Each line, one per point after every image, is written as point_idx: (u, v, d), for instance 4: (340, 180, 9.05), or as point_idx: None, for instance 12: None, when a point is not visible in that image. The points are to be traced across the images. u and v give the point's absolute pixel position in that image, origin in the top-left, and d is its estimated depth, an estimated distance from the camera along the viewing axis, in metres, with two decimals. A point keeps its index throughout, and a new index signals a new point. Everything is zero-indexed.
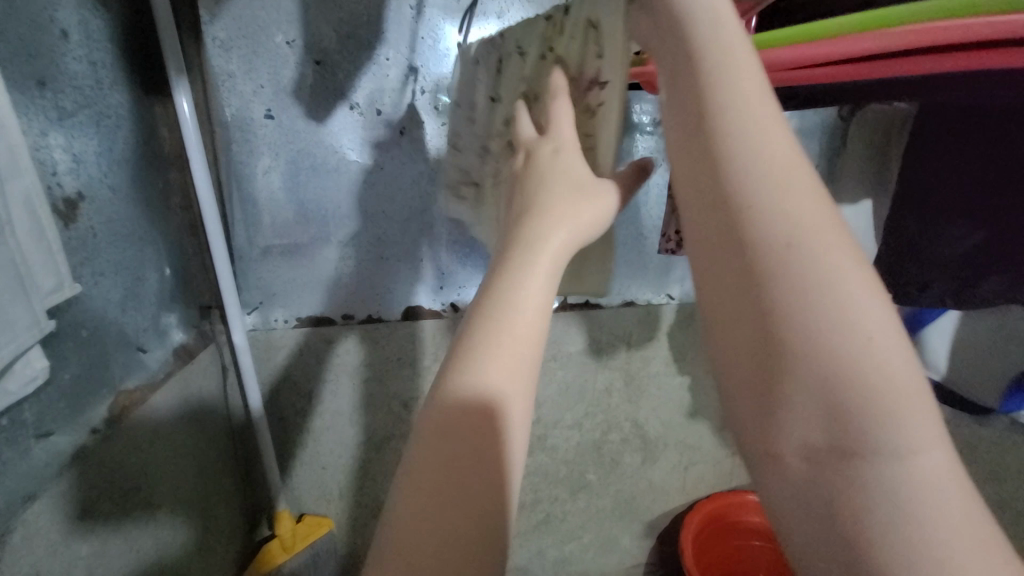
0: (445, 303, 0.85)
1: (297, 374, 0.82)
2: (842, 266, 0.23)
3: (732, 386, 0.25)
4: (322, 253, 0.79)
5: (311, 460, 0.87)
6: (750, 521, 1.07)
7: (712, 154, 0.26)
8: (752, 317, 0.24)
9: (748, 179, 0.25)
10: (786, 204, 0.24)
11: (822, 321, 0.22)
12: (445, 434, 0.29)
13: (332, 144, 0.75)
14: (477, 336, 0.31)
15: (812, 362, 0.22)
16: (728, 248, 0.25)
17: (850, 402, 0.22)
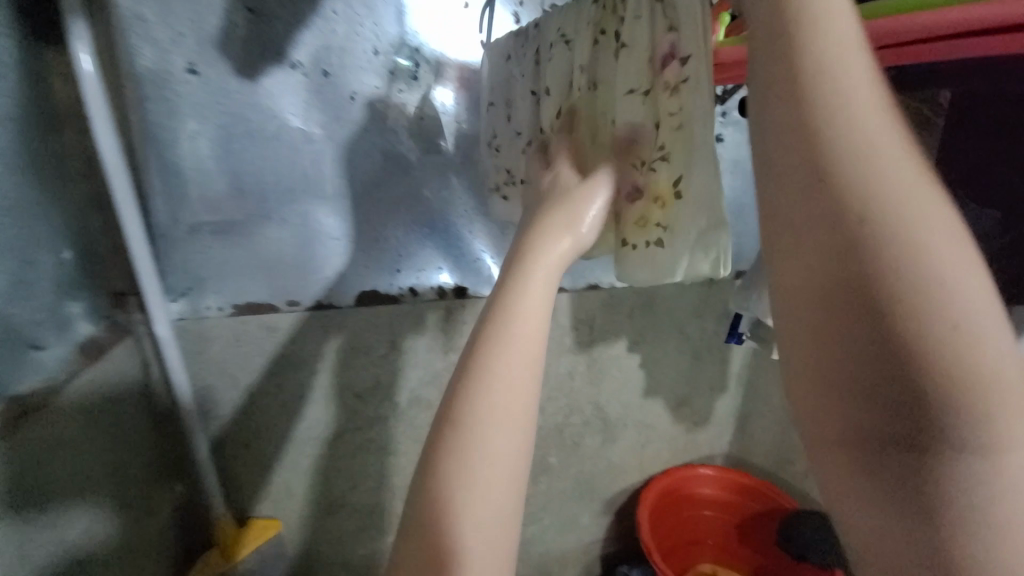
0: (403, 287, 0.78)
1: (235, 367, 0.73)
2: (945, 257, 0.23)
3: (815, 376, 0.25)
4: (265, 232, 0.70)
5: (254, 460, 0.79)
6: (701, 493, 1.11)
7: (809, 133, 0.25)
8: (844, 307, 0.23)
9: (848, 162, 0.24)
10: (889, 189, 0.23)
11: (924, 312, 0.22)
12: (465, 412, 0.39)
13: (272, 108, 0.66)
14: (489, 337, 0.41)
15: (909, 353, 0.22)
16: (823, 241, 0.24)
17: (945, 392, 0.22)
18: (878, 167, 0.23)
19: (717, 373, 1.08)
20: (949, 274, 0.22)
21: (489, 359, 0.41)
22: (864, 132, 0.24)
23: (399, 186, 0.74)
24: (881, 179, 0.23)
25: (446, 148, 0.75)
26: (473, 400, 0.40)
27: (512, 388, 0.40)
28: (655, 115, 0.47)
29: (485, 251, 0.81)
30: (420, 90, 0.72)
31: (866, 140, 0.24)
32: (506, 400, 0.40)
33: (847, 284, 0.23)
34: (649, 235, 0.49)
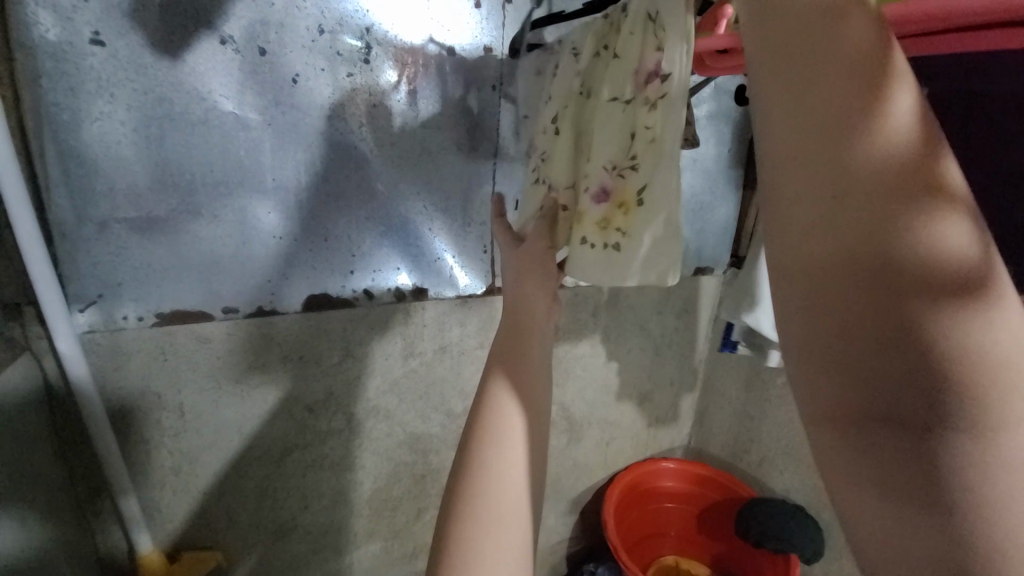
0: (357, 290, 0.72)
1: (161, 384, 0.65)
2: (941, 197, 0.18)
3: (812, 347, 0.20)
4: (191, 229, 0.61)
5: (187, 486, 0.71)
6: (663, 486, 1.13)
7: (790, 55, 0.20)
8: (830, 263, 0.19)
9: (833, 86, 0.19)
10: (875, 118, 0.19)
11: (918, 263, 0.18)
12: (467, 502, 0.34)
13: (197, 88, 0.57)
14: (488, 403, 0.37)
15: (908, 318, 0.18)
16: (820, 179, 0.19)
17: (949, 366, 0.17)
18: (866, 91, 0.19)
19: (677, 368, 1.09)
20: (947, 216, 0.18)
21: (490, 432, 0.36)
22: (852, 50, 0.19)
23: (350, 181, 0.68)
24: (868, 106, 0.19)
25: (402, 141, 0.69)
26: (475, 485, 0.35)
27: (518, 465, 0.36)
28: (633, 124, 0.45)
29: (446, 250, 0.76)
30: (372, 75, 0.65)
31: (853, 60, 0.19)
32: (512, 480, 0.35)
33: (834, 235, 0.19)
34: (609, 240, 0.47)
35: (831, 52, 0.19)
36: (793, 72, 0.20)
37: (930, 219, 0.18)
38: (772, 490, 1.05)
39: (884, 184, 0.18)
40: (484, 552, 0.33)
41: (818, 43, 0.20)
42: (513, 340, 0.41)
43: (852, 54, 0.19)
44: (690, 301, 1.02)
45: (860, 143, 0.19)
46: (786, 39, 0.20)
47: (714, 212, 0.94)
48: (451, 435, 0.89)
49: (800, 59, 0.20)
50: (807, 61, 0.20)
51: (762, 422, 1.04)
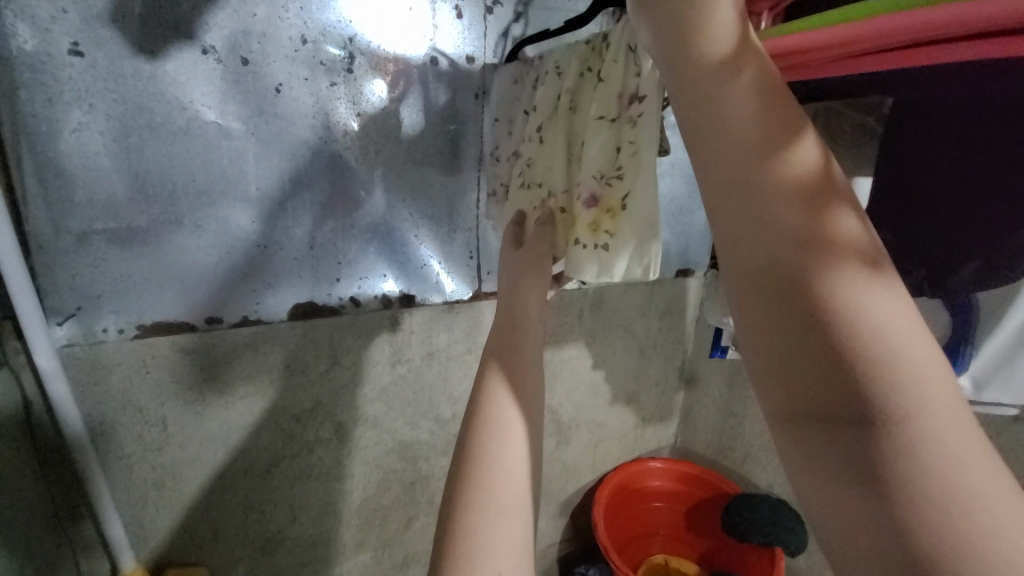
0: (343, 297, 0.72)
1: (143, 397, 0.64)
2: (835, 212, 0.23)
3: (755, 356, 0.23)
4: (173, 240, 0.60)
5: (170, 502, 0.69)
6: (652, 485, 1.14)
7: (704, 115, 0.25)
8: (761, 274, 0.23)
9: (739, 144, 0.24)
10: (776, 163, 0.24)
11: (825, 267, 0.22)
12: (471, 493, 0.33)
13: (178, 99, 0.57)
14: (485, 398, 0.37)
15: (825, 314, 0.21)
16: (743, 218, 0.24)
17: (865, 350, 0.21)
18: (764, 143, 0.24)
19: (661, 369, 1.11)
20: (842, 227, 0.23)
21: (489, 425, 0.36)
22: (747, 115, 0.24)
23: (336, 188, 0.68)
24: (769, 147, 0.24)
25: (387, 149, 0.69)
26: (477, 479, 0.33)
27: (519, 456, 0.35)
28: (618, 141, 0.46)
29: (431, 256, 0.76)
30: (356, 84, 0.65)
31: (749, 123, 0.24)
32: (513, 470, 0.34)
33: (762, 250, 0.23)
34: (597, 240, 0.48)
35: (733, 111, 0.25)
36: (707, 130, 0.25)
37: (826, 229, 0.23)
38: (757, 485, 1.08)
39: (791, 206, 0.23)
40: (487, 549, 0.31)
41: (724, 103, 0.25)
42: (515, 343, 0.41)
43: (748, 117, 0.24)
44: (672, 303, 1.05)
45: (770, 176, 0.24)
46: (699, 104, 0.25)
47: (694, 215, 0.97)
48: (440, 441, 0.89)
49: (712, 117, 0.25)
50: (718, 119, 0.25)
51: (745, 419, 1.07)
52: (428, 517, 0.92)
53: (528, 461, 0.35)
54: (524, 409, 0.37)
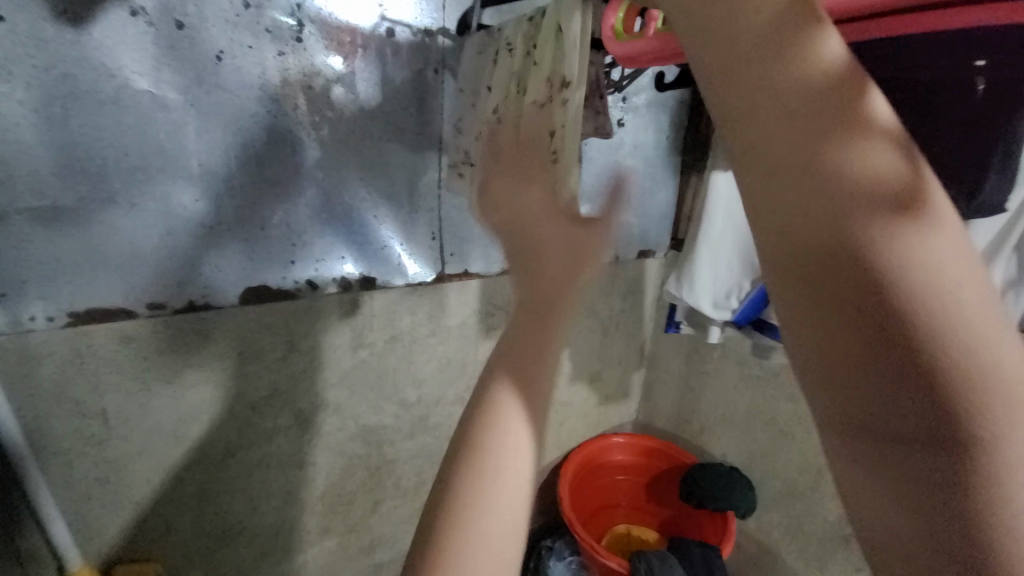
0: (299, 280, 0.69)
1: (81, 390, 0.60)
2: (913, 184, 0.17)
3: (814, 375, 0.18)
4: (107, 220, 0.56)
5: (119, 496, 0.66)
6: (614, 459, 1.18)
7: (729, 51, 0.18)
8: (806, 256, 0.17)
9: (788, 101, 0.17)
10: (841, 124, 0.17)
11: (893, 245, 0.16)
12: (450, 539, 0.27)
13: (105, 65, 0.52)
14: (492, 396, 0.30)
15: (898, 310, 0.16)
16: (804, 201, 0.17)
17: (939, 352, 0.16)
18: (820, 97, 0.17)
19: (624, 347, 1.14)
20: (915, 191, 0.17)
21: (496, 432, 0.29)
22: (795, 60, 0.17)
23: (286, 166, 0.64)
24: (820, 78, 0.17)
25: (342, 125, 0.66)
26: (475, 494, 0.28)
27: (514, 500, 0.28)
28: (551, 122, 0.55)
29: (393, 238, 0.75)
30: (306, 55, 0.62)
31: (799, 69, 0.17)
32: (505, 518, 0.28)
33: (819, 236, 0.17)
34: None
35: (771, 42, 0.17)
36: (744, 78, 0.18)
37: (911, 217, 0.16)
38: (712, 455, 1.14)
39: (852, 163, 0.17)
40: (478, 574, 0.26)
41: (763, 16, 0.18)
42: (522, 342, 0.31)
43: (797, 62, 0.17)
44: (634, 284, 1.07)
45: (821, 116, 0.17)
46: (723, 22, 0.18)
47: (655, 197, 0.99)
48: (405, 425, 0.88)
49: (741, 37, 0.18)
50: (747, 48, 0.18)
51: (703, 393, 1.12)
52: (394, 500, 0.93)
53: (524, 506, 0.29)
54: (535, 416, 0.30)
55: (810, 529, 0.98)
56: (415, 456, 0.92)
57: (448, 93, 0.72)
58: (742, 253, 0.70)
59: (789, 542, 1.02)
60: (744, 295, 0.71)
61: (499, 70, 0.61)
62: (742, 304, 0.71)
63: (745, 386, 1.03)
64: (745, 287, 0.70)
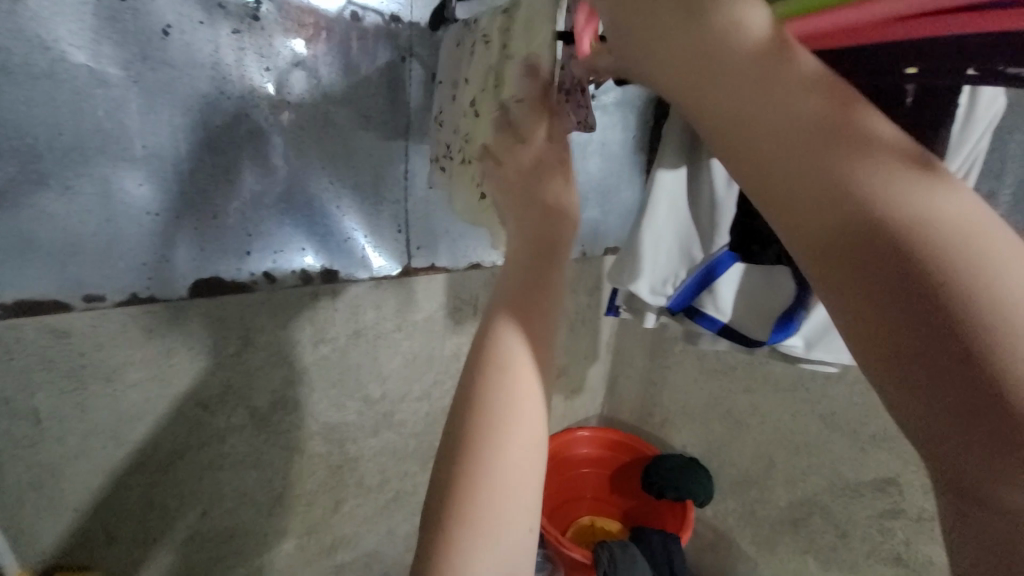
0: (255, 272, 0.66)
1: (9, 389, 0.55)
2: (885, 131, 0.18)
3: (852, 322, 0.17)
4: (37, 204, 0.51)
5: (53, 502, 0.61)
6: (579, 453, 1.20)
7: (694, 44, 0.21)
8: (806, 199, 0.18)
9: (753, 74, 0.20)
10: (808, 86, 0.19)
11: (872, 169, 0.17)
12: (476, 456, 0.30)
13: (38, 35, 0.48)
14: (498, 329, 0.34)
15: (907, 235, 0.16)
16: (790, 152, 0.19)
17: (958, 264, 0.15)
18: (780, 68, 0.20)
19: (590, 343, 1.16)
20: (888, 135, 0.18)
21: (500, 384, 0.32)
22: (750, 42, 0.20)
23: (242, 151, 0.61)
24: (776, 53, 0.20)
25: (302, 111, 0.63)
26: (485, 442, 0.30)
27: (532, 418, 0.32)
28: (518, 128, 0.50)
29: (357, 230, 0.72)
30: (263, 34, 0.58)
31: (756, 47, 0.20)
32: (527, 435, 0.31)
33: (810, 180, 0.18)
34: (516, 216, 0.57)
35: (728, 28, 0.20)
36: (711, 63, 0.20)
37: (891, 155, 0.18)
38: (673, 447, 1.18)
39: (824, 109, 0.18)
40: (496, 507, 0.29)
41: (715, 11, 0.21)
42: (527, 287, 0.36)
43: (753, 43, 0.20)
44: (600, 280, 1.08)
45: (789, 81, 0.19)
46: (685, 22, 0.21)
47: (621, 194, 1.00)
48: (369, 422, 0.86)
49: (701, 28, 0.21)
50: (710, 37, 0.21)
51: (665, 387, 1.16)
52: (357, 498, 0.91)
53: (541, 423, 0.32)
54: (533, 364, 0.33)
55: (762, 515, 1.03)
56: (378, 454, 0.90)
57: (415, 82, 0.70)
58: (682, 242, 0.70)
59: (742, 528, 1.07)
60: (680, 282, 0.71)
61: (476, 62, 0.61)
62: (677, 291, 0.72)
63: (704, 379, 1.07)
64: (681, 275, 0.71)
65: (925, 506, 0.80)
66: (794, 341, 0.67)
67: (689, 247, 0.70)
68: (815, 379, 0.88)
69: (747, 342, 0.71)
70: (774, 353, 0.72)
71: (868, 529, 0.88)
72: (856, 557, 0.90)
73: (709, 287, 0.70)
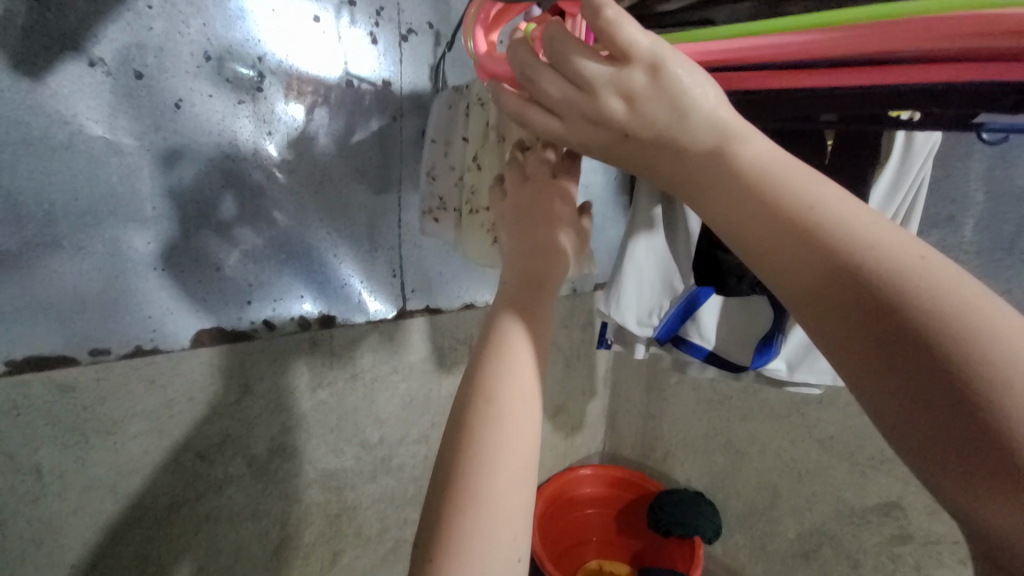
0: (256, 321, 0.69)
1: (13, 445, 0.56)
2: (849, 212, 0.24)
3: (849, 371, 0.21)
4: (49, 263, 0.54)
5: (48, 564, 0.61)
6: (582, 492, 1.18)
7: (708, 168, 0.28)
8: (797, 278, 0.24)
9: (751, 182, 0.26)
10: (786, 190, 0.25)
11: (840, 245, 0.23)
12: (473, 438, 0.34)
13: (60, 112, 0.52)
14: (498, 328, 0.39)
15: (868, 297, 0.21)
16: (782, 241, 0.24)
17: (917, 312, 0.20)
18: (761, 180, 0.26)
19: (586, 378, 1.17)
20: (850, 217, 0.23)
21: (489, 392, 0.35)
22: (746, 161, 0.27)
23: (245, 208, 0.65)
24: (772, 165, 0.26)
25: (302, 169, 0.68)
26: (472, 473, 0.32)
27: (522, 407, 0.35)
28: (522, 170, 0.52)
29: (353, 276, 0.75)
30: (266, 103, 0.64)
31: (751, 164, 0.27)
32: (520, 419, 0.35)
33: (797, 265, 0.24)
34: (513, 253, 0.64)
35: (726, 154, 0.28)
36: (724, 180, 0.28)
37: (852, 233, 0.23)
38: (676, 481, 1.16)
39: (816, 202, 0.24)
40: (482, 530, 0.31)
41: (714, 142, 0.28)
42: (526, 293, 0.42)
43: (752, 161, 0.27)
44: (592, 315, 1.11)
45: (775, 188, 0.26)
46: (695, 153, 0.29)
47: (607, 233, 1.04)
48: (367, 468, 0.86)
49: (712, 155, 0.28)
50: (713, 163, 0.28)
51: (663, 419, 1.15)
52: (356, 550, 0.89)
53: (533, 411, 0.36)
54: (523, 386, 0.36)
55: (772, 548, 1.00)
56: (377, 501, 0.89)
57: (408, 140, 0.76)
58: (663, 275, 0.68)
59: (753, 564, 1.04)
60: (664, 312, 0.71)
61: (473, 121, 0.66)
62: (663, 321, 0.72)
63: (702, 409, 1.07)
64: (665, 305, 0.71)
65: (930, 528, 0.79)
66: (777, 364, 0.70)
67: (670, 279, 0.68)
68: (810, 404, 0.89)
69: (732, 367, 0.73)
70: (760, 377, 0.74)
71: (879, 557, 0.86)
72: None
73: (692, 315, 0.72)
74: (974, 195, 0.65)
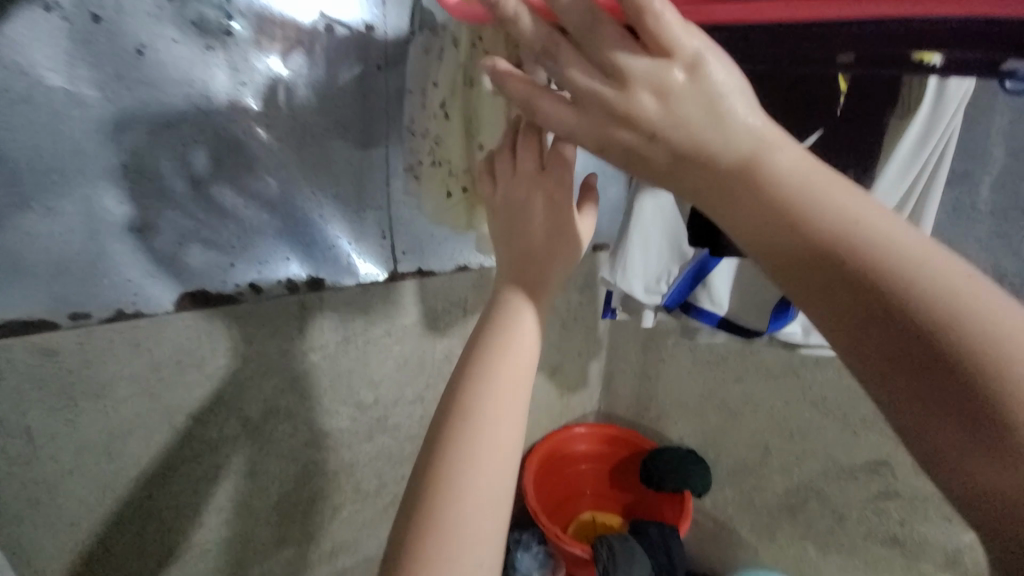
0: (241, 284, 0.67)
1: (3, 408, 0.56)
2: (869, 219, 0.26)
3: (873, 372, 0.25)
4: (18, 226, 0.52)
5: (50, 520, 0.62)
6: (577, 449, 1.20)
7: (735, 175, 0.28)
8: (826, 290, 0.26)
9: (779, 192, 0.27)
10: (814, 201, 0.27)
11: (866, 255, 0.25)
12: (460, 423, 0.33)
13: (15, 61, 0.49)
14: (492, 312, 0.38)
15: (893, 307, 0.24)
16: (813, 256, 0.26)
17: (936, 317, 0.23)
18: (790, 189, 0.27)
19: (582, 339, 1.16)
20: (872, 224, 0.26)
21: (479, 375, 0.35)
22: (774, 169, 0.27)
23: (223, 166, 0.62)
24: (797, 171, 0.27)
25: (281, 123, 0.64)
26: (459, 453, 0.32)
27: (511, 392, 0.35)
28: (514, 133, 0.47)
29: (341, 237, 0.73)
30: (239, 50, 0.59)
31: (779, 171, 0.27)
32: (509, 404, 0.34)
33: (825, 277, 0.26)
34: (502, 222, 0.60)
35: (754, 162, 0.28)
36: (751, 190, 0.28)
37: (878, 243, 0.25)
38: (669, 439, 1.18)
39: (841, 212, 0.26)
40: (464, 512, 0.31)
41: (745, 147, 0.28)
42: (523, 278, 0.40)
43: (779, 168, 0.28)
44: (589, 277, 1.09)
45: (803, 198, 0.27)
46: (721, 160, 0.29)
47: (607, 191, 1.00)
48: (362, 428, 0.87)
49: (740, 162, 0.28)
50: (740, 171, 0.28)
51: (658, 380, 1.16)
52: (354, 504, 0.91)
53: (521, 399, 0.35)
54: (515, 373, 0.35)
55: (759, 502, 1.04)
56: (374, 459, 0.91)
57: (392, 91, 0.71)
58: (671, 239, 0.70)
59: (741, 516, 1.08)
60: (673, 279, 0.72)
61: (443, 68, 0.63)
62: (671, 288, 0.72)
63: (697, 370, 1.07)
64: (674, 271, 0.72)
65: (916, 485, 0.81)
66: (793, 328, 0.68)
67: (678, 243, 0.70)
68: (806, 366, 0.88)
69: (746, 334, 0.70)
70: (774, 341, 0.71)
71: (863, 510, 0.89)
72: (853, 540, 0.91)
73: (702, 281, 0.70)
74: (992, 149, 0.61)
